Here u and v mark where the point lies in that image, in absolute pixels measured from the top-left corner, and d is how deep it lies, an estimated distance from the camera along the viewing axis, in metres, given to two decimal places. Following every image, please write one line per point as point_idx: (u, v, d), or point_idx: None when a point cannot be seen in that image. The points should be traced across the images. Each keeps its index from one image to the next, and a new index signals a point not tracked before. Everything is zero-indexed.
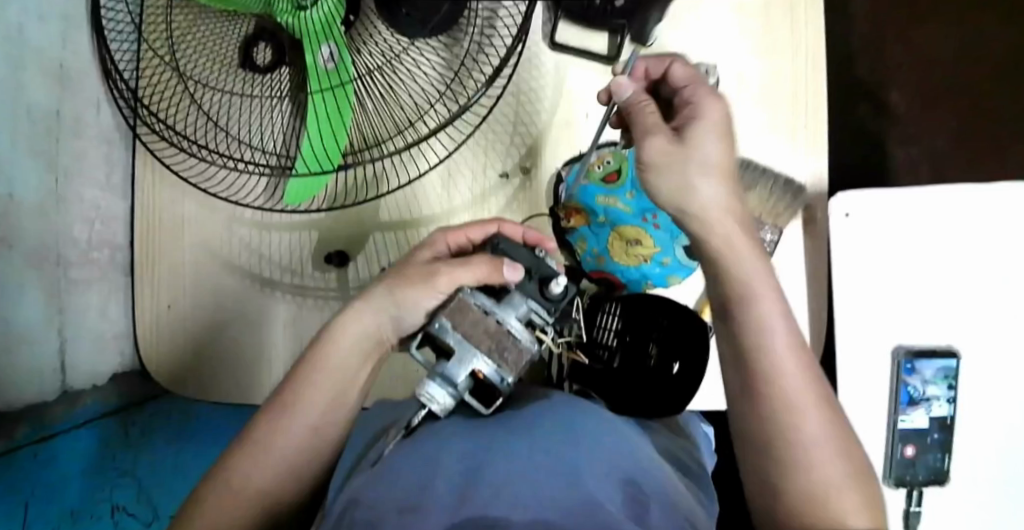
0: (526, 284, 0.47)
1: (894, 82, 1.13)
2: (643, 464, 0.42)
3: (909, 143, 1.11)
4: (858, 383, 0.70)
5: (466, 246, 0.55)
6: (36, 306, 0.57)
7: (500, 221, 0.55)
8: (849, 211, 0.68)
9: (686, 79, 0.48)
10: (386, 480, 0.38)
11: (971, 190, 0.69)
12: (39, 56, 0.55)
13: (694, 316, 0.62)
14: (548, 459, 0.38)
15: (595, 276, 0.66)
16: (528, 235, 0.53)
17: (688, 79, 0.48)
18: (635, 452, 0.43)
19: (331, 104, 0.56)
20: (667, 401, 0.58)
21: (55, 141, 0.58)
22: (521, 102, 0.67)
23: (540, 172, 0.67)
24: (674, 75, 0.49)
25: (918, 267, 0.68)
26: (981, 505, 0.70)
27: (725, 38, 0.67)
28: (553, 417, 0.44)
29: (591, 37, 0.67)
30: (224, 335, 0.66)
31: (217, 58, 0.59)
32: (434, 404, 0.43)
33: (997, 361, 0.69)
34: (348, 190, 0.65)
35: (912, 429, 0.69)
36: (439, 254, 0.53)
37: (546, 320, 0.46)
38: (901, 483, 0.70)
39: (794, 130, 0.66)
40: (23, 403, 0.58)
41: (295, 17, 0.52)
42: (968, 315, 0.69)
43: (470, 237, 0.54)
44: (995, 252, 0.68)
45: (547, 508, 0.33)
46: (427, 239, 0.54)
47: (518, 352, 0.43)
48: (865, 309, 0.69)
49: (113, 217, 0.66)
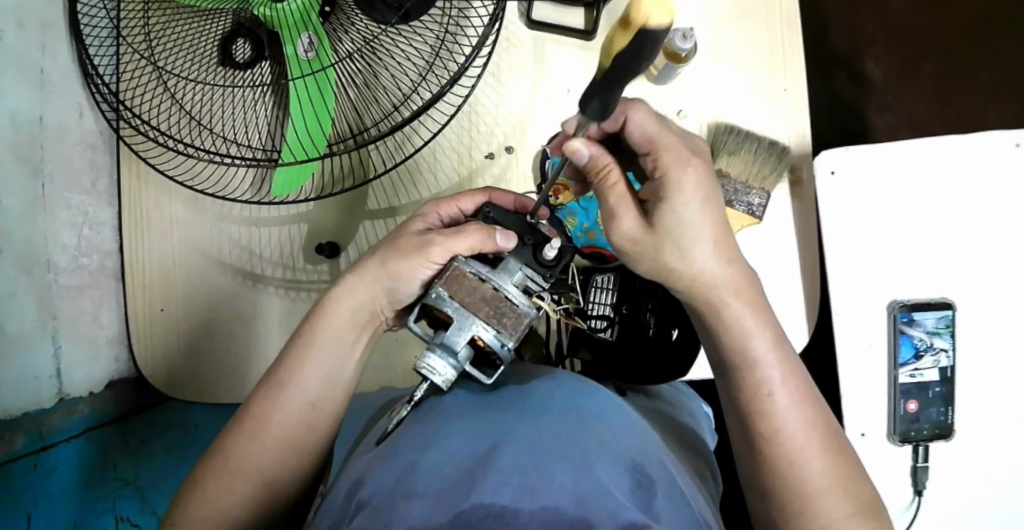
0: (521, 251, 0.48)
1: (871, 48, 1.12)
2: (647, 444, 0.41)
3: (887, 110, 1.11)
4: (855, 342, 0.70)
5: (458, 217, 0.54)
6: (27, 314, 0.57)
7: (487, 191, 0.55)
8: (834, 169, 0.69)
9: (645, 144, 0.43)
10: (389, 460, 0.37)
11: (952, 145, 0.70)
12: (18, 63, 0.55)
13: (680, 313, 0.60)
14: (556, 438, 0.37)
15: (586, 251, 0.64)
16: (517, 202, 0.55)
17: (645, 145, 0.43)
18: (638, 431, 0.42)
19: (314, 93, 0.55)
20: (658, 370, 0.61)
21: (39, 147, 0.58)
22: (501, 82, 0.67)
23: (524, 150, 0.67)
24: (631, 133, 0.43)
25: (907, 222, 0.70)
26: (985, 457, 0.70)
27: (695, 9, 0.68)
28: (557, 392, 0.43)
29: (567, 13, 0.68)
30: (217, 335, 0.67)
31: (195, 56, 0.59)
32: (436, 375, 0.43)
33: (990, 310, 0.70)
34: (334, 178, 0.65)
35: (915, 383, 0.69)
36: (431, 224, 0.53)
37: (541, 286, 0.47)
38: (906, 439, 0.69)
39: (774, 93, 0.67)
40: (19, 409, 0.59)
41: (271, 9, 0.51)
42: (960, 265, 0.70)
43: (462, 207, 0.54)
44: (978, 204, 0.70)
45: (557, 498, 0.32)
46: (417, 213, 0.53)
47: (517, 316, 0.44)
48: (859, 266, 0.70)
49: (101, 222, 0.66)
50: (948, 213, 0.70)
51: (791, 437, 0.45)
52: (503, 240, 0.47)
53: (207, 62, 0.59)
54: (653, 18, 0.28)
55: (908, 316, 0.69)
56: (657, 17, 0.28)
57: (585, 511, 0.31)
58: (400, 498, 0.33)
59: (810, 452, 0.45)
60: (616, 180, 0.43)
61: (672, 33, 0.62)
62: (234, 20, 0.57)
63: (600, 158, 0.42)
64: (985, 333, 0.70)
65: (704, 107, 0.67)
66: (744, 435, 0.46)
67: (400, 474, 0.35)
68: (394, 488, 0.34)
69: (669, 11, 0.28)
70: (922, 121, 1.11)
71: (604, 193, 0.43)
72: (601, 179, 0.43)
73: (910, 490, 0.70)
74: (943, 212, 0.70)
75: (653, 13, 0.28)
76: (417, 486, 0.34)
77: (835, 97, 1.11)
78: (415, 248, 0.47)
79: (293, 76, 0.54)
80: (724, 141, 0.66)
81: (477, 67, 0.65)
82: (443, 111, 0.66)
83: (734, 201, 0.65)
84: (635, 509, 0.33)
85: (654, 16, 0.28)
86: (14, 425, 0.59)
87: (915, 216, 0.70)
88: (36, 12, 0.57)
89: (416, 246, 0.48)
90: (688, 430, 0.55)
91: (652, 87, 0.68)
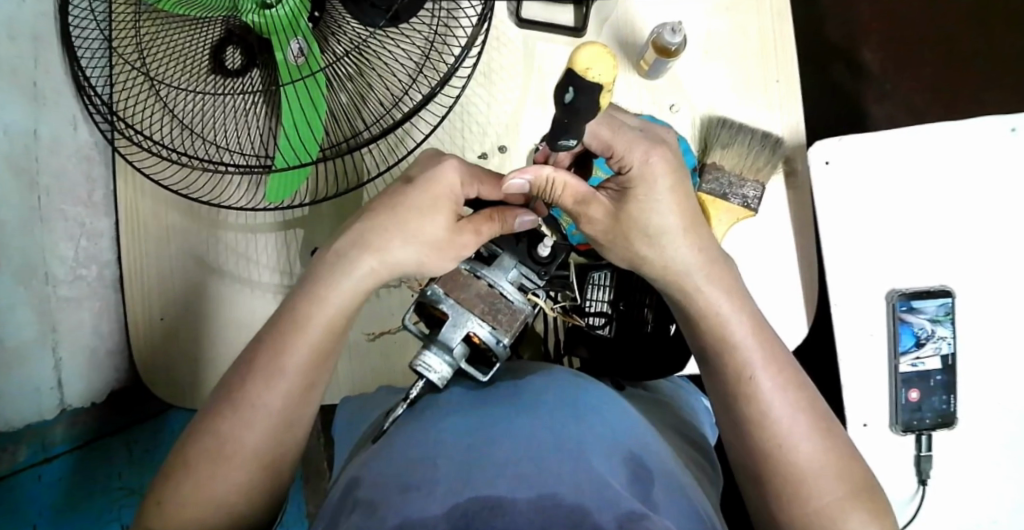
0: (516, 248, 0.48)
1: (868, 37, 1.11)
2: (643, 435, 0.41)
3: (885, 100, 1.10)
4: (855, 331, 0.69)
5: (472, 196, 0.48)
6: (26, 324, 0.58)
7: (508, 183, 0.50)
8: (829, 159, 0.69)
9: (632, 149, 0.43)
10: (384, 456, 0.38)
11: (947, 133, 0.70)
12: (11, 77, 0.56)
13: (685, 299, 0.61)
14: (550, 431, 0.37)
15: (581, 248, 0.62)
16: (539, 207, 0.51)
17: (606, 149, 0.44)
18: (634, 422, 0.42)
19: (305, 99, 0.55)
20: (656, 364, 0.61)
21: (35, 159, 0.58)
22: (492, 83, 0.67)
23: (516, 150, 0.67)
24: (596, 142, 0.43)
25: (904, 211, 0.69)
26: (990, 444, 0.69)
27: (684, 3, 0.67)
28: (551, 386, 0.43)
29: (556, 11, 0.67)
30: (216, 342, 0.67)
31: (187, 65, 0.59)
32: (432, 373, 0.44)
33: (991, 297, 0.69)
34: (327, 183, 0.65)
35: (917, 372, 0.69)
36: (455, 199, 0.45)
37: (536, 283, 0.48)
38: (909, 428, 0.69)
39: (767, 84, 0.67)
40: (24, 422, 0.61)
41: (261, 16, 0.50)
42: (960, 253, 0.69)
43: (483, 190, 0.48)
44: (976, 191, 0.69)
45: (552, 486, 0.32)
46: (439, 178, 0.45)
47: (512, 312, 0.46)
48: (858, 256, 0.69)
49: (98, 234, 0.65)
50: (945, 200, 0.69)
51: (786, 428, 0.45)
52: (522, 225, 0.46)
53: (198, 71, 0.59)
54: (590, 71, 0.29)
55: (908, 304, 0.69)
56: (595, 71, 0.29)
57: (582, 498, 0.31)
58: (397, 492, 0.33)
59: (807, 444, 0.45)
60: (568, 183, 0.43)
61: (661, 28, 0.61)
62: (224, 27, 0.57)
63: (542, 177, 0.42)
64: (987, 320, 0.69)
65: (696, 100, 0.67)
66: (741, 428, 0.46)
67: (396, 470, 0.35)
68: (390, 484, 0.34)
69: (604, 70, 0.29)
70: (920, 109, 1.10)
71: (559, 200, 0.44)
72: (551, 192, 0.43)
73: (914, 479, 0.70)
74: (941, 200, 0.69)
75: (590, 68, 0.29)
76: (413, 480, 0.34)
77: (832, 87, 1.10)
78: (452, 249, 0.45)
79: (284, 81, 0.55)
80: (716, 134, 0.65)
81: (468, 67, 0.65)
82: (434, 112, 0.66)
83: (729, 194, 0.64)
84: (632, 498, 0.33)
85: (593, 70, 0.29)
86: (17, 437, 0.62)
87: (912, 205, 0.69)
88: (28, 24, 0.57)
89: (456, 249, 0.45)
90: (687, 423, 0.55)
91: (644, 82, 0.67)
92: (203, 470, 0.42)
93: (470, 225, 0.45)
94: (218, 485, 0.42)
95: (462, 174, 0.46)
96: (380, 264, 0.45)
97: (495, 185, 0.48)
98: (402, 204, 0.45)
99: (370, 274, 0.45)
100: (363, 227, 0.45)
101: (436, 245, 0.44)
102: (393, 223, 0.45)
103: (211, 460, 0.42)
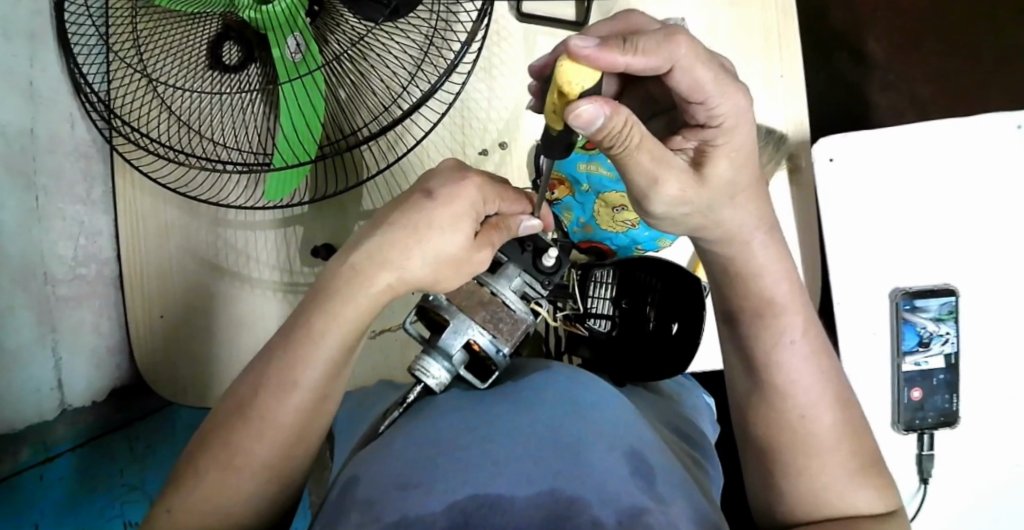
0: (521, 257, 0.49)
1: (874, 25, 1.10)
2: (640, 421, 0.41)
3: (890, 88, 1.09)
4: (858, 331, 0.70)
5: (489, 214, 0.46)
6: (26, 327, 0.58)
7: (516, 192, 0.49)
8: (834, 156, 0.68)
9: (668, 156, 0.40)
10: (384, 454, 0.38)
11: (955, 129, 0.69)
12: (5, 75, 0.55)
13: (689, 276, 0.61)
14: (549, 428, 0.37)
15: (584, 246, 0.67)
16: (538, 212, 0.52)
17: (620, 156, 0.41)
18: (629, 408, 0.42)
19: (302, 97, 0.55)
20: (666, 362, 0.58)
21: (33, 159, 0.58)
22: (493, 77, 0.67)
23: (518, 146, 0.67)
24: (675, 83, 0.37)
25: (909, 210, 0.69)
26: (997, 442, 0.69)
27: None
28: (552, 384, 0.42)
29: (556, 5, 0.67)
30: (215, 338, 0.67)
31: (184, 62, 0.58)
32: (430, 378, 0.44)
33: (996, 295, 0.69)
34: (327, 180, 0.65)
35: (918, 372, 0.69)
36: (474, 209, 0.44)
37: (539, 292, 0.50)
38: (910, 427, 0.69)
39: (771, 78, 0.66)
40: (23, 423, 0.59)
41: (258, 12, 0.50)
42: (966, 251, 0.69)
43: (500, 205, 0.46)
44: (985, 188, 0.68)
45: (551, 478, 0.33)
46: (452, 181, 0.44)
47: (513, 322, 0.46)
48: (862, 256, 0.69)
49: (97, 232, 0.66)
50: (951, 197, 0.69)
51: (790, 434, 0.45)
52: (524, 228, 0.48)
53: (195, 68, 0.58)
54: (576, 80, 0.32)
55: (911, 303, 0.69)
56: (577, 80, 0.32)
57: (581, 492, 0.32)
58: (395, 490, 0.33)
59: (814, 449, 0.44)
60: (643, 136, 0.34)
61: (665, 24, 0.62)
62: (221, 22, 0.56)
63: (622, 118, 0.31)
64: (992, 317, 0.69)
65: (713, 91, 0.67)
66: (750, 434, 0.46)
67: (396, 468, 0.35)
68: (388, 483, 0.34)
69: (592, 64, 0.32)
70: (926, 97, 1.09)
71: (636, 154, 0.34)
72: (625, 140, 0.33)
73: (915, 479, 0.70)
74: (946, 197, 0.69)
75: (574, 79, 0.32)
76: (412, 478, 0.34)
77: (836, 76, 1.09)
78: (468, 266, 0.44)
79: (283, 79, 0.54)
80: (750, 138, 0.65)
81: (467, 64, 0.64)
82: (434, 108, 0.66)
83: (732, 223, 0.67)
84: (633, 489, 0.34)
85: (578, 81, 0.32)
86: (18, 438, 0.60)
87: (917, 202, 0.69)
88: (23, 23, 0.57)
89: (473, 266, 0.44)
90: (685, 418, 0.55)
91: None
92: (214, 478, 0.42)
93: (485, 239, 0.45)
94: (222, 490, 0.42)
95: (486, 191, 0.44)
96: (397, 280, 0.43)
97: (513, 202, 0.47)
98: (423, 221, 0.42)
99: (387, 290, 0.43)
100: (379, 242, 0.43)
101: (452, 262, 0.43)
102: (410, 241, 0.42)
103: (216, 470, 0.42)
